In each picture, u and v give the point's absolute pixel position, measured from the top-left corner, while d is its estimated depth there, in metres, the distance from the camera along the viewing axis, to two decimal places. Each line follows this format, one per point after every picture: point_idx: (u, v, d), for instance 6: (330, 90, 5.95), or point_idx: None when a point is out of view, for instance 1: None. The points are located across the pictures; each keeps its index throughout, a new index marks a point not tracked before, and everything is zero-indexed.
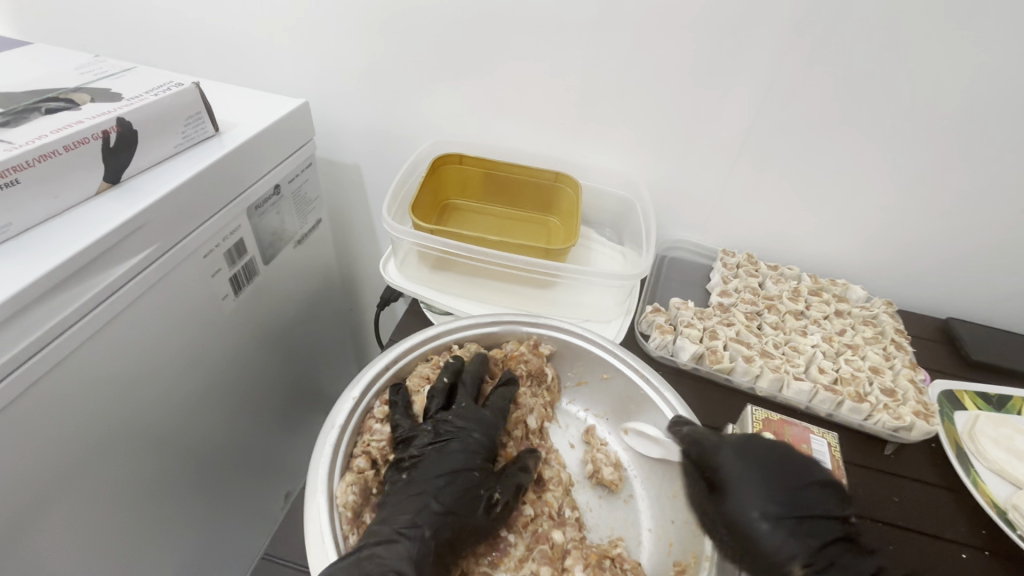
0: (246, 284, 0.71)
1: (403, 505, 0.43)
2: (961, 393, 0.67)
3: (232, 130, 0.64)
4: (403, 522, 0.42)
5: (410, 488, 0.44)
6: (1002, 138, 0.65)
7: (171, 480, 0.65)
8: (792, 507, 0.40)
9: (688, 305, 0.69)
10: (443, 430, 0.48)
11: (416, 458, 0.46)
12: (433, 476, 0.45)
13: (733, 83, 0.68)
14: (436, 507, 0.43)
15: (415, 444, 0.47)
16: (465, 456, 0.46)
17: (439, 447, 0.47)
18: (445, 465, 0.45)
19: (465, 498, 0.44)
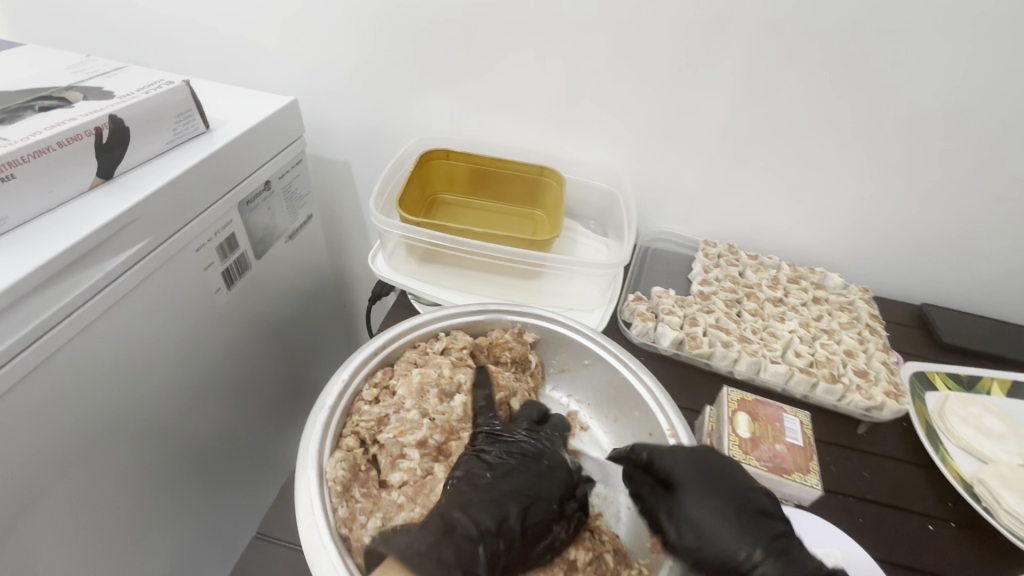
0: (239, 278, 0.72)
1: (487, 504, 0.41)
2: (933, 374, 0.70)
3: (223, 127, 0.66)
4: (489, 524, 0.40)
5: (491, 491, 0.42)
6: (968, 128, 0.67)
7: (168, 470, 0.66)
8: (741, 502, 0.43)
9: (669, 294, 0.72)
10: (531, 445, 0.48)
11: (499, 464, 0.45)
12: (512, 490, 0.43)
13: (711, 78, 0.70)
14: (518, 522, 0.41)
15: (498, 451, 0.46)
16: (556, 480, 0.45)
17: (526, 462, 0.46)
18: (533, 481, 0.44)
19: (543, 522, 0.42)
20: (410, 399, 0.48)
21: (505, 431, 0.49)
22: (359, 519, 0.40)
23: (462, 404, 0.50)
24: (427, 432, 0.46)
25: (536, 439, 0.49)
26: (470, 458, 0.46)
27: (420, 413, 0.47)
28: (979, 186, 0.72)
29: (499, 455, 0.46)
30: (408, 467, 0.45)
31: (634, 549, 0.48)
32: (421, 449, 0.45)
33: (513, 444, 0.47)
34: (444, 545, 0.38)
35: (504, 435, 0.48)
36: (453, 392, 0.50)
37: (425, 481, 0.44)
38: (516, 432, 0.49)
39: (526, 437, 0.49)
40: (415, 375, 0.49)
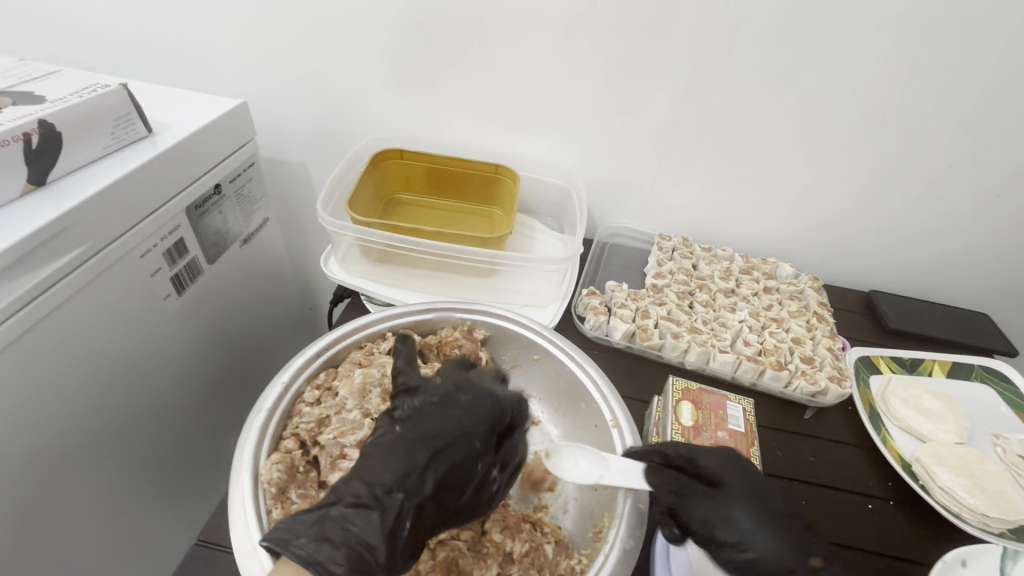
0: (190, 284, 0.71)
1: (390, 461, 0.42)
2: (877, 358, 0.72)
3: (167, 131, 0.65)
4: (389, 481, 0.41)
5: (404, 444, 0.43)
6: (904, 117, 0.70)
7: (120, 479, 0.65)
8: (783, 510, 0.46)
9: (622, 288, 0.73)
10: (445, 386, 0.47)
11: (411, 415, 0.45)
12: (429, 438, 0.43)
13: (658, 73, 0.71)
14: (428, 472, 0.41)
15: (412, 403, 0.46)
16: (471, 418, 0.44)
17: (440, 407, 0.45)
18: (451, 424, 0.44)
19: (463, 471, 0.42)
20: (352, 400, 0.48)
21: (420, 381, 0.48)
22: None
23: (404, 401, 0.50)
24: (368, 432, 0.47)
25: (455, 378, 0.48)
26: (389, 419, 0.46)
27: (362, 413, 0.48)
28: (918, 174, 0.75)
29: (414, 407, 0.46)
30: (347, 467, 0.44)
31: (577, 540, 0.49)
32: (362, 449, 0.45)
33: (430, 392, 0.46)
34: (328, 520, 0.38)
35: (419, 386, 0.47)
36: (397, 391, 0.51)
37: None
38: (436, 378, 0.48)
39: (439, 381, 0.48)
40: (357, 376, 0.50)
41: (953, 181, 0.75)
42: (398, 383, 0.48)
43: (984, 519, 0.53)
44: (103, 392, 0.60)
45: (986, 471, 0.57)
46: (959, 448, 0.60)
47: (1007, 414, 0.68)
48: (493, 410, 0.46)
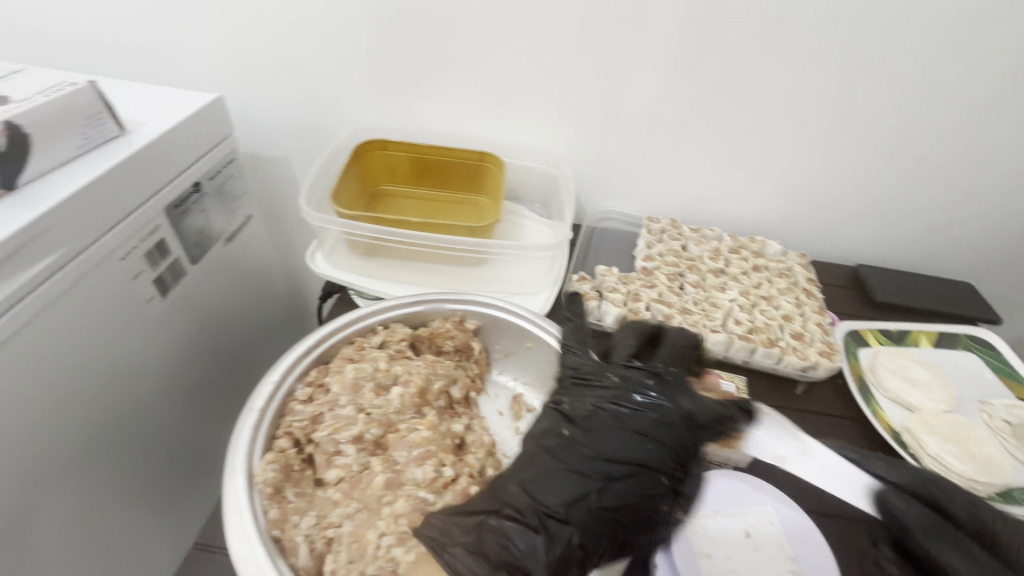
0: (173, 285, 0.70)
1: (561, 484, 0.41)
2: (865, 331, 0.73)
3: (140, 129, 0.63)
4: (561, 504, 0.39)
5: (572, 462, 0.42)
6: (890, 89, 0.70)
7: (110, 486, 0.64)
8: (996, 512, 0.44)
9: (612, 272, 0.73)
10: (624, 386, 0.48)
11: (590, 426, 0.45)
12: (603, 456, 0.43)
13: (640, 53, 0.70)
14: (600, 500, 0.40)
15: (595, 412, 0.46)
16: (658, 442, 0.44)
17: (621, 416, 0.45)
18: (630, 442, 0.44)
19: (642, 499, 0.42)
20: (345, 396, 0.47)
21: (594, 375, 0.50)
22: (292, 518, 0.40)
23: (398, 395, 0.48)
24: (363, 427, 0.45)
25: (633, 377, 0.49)
26: (556, 417, 0.47)
27: (356, 409, 0.47)
28: (901, 147, 0.75)
29: (589, 414, 0.46)
30: (343, 464, 0.44)
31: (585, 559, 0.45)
32: (357, 444, 0.44)
33: (624, 401, 0.47)
34: (486, 530, 0.38)
35: (595, 379, 0.50)
36: (391, 384, 0.49)
37: (361, 476, 0.43)
38: (609, 374, 0.50)
39: (620, 378, 0.49)
40: (349, 371, 0.48)
41: (936, 153, 0.75)
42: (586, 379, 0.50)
43: (973, 484, 0.54)
44: (89, 399, 0.59)
45: (974, 437, 0.59)
46: (947, 416, 0.61)
47: (992, 381, 0.69)
48: (689, 435, 0.46)
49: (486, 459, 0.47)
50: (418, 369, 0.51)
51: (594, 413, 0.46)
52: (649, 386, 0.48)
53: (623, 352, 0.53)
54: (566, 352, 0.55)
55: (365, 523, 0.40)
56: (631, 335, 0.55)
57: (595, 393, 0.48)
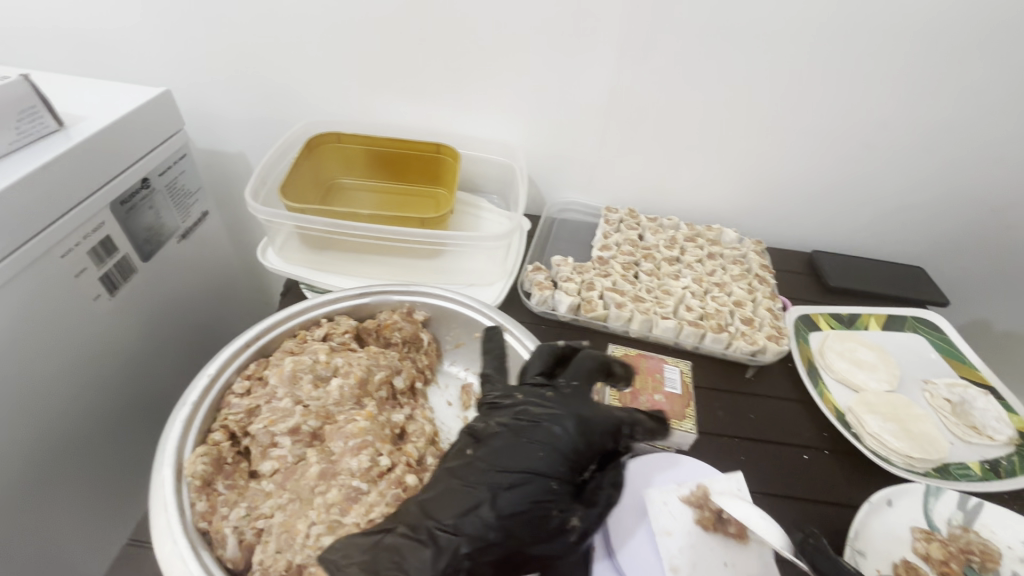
0: (123, 283, 0.67)
1: (452, 496, 0.39)
2: (816, 315, 0.74)
3: (80, 123, 0.61)
4: (452, 517, 0.38)
5: (467, 476, 0.41)
6: (836, 76, 0.71)
7: (64, 490, 0.61)
8: None
9: (567, 262, 0.74)
10: (525, 400, 0.46)
11: (485, 437, 0.44)
12: (497, 469, 0.41)
13: (591, 43, 0.70)
14: (495, 511, 0.38)
15: (492, 425, 0.45)
16: (549, 449, 0.42)
17: (520, 428, 0.43)
18: (526, 454, 0.42)
19: (537, 512, 0.39)
20: (282, 388, 0.47)
21: (504, 396, 0.48)
22: (220, 510, 0.40)
23: (338, 387, 0.48)
24: (300, 419, 0.45)
25: (538, 393, 0.47)
26: (465, 439, 0.45)
27: (294, 401, 0.47)
28: (850, 134, 0.76)
29: (491, 428, 0.44)
30: (278, 456, 0.44)
31: None
32: (293, 436, 0.45)
33: (511, 415, 0.45)
34: (382, 548, 0.37)
35: (504, 401, 0.47)
36: (331, 376, 0.49)
37: (296, 467, 0.43)
38: (517, 392, 0.48)
39: (525, 396, 0.47)
40: (287, 364, 0.49)
41: (885, 139, 0.76)
42: (485, 397, 0.49)
43: (908, 460, 0.56)
44: (44, 406, 0.57)
45: (913, 416, 0.61)
46: (890, 396, 0.63)
47: (937, 360, 0.71)
48: (582, 443, 0.44)
49: (426, 447, 0.48)
50: (359, 361, 0.51)
51: (490, 428, 0.45)
52: (544, 395, 0.47)
53: (534, 370, 0.50)
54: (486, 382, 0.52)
55: (296, 514, 0.40)
56: (544, 357, 0.51)
57: (503, 413, 0.46)
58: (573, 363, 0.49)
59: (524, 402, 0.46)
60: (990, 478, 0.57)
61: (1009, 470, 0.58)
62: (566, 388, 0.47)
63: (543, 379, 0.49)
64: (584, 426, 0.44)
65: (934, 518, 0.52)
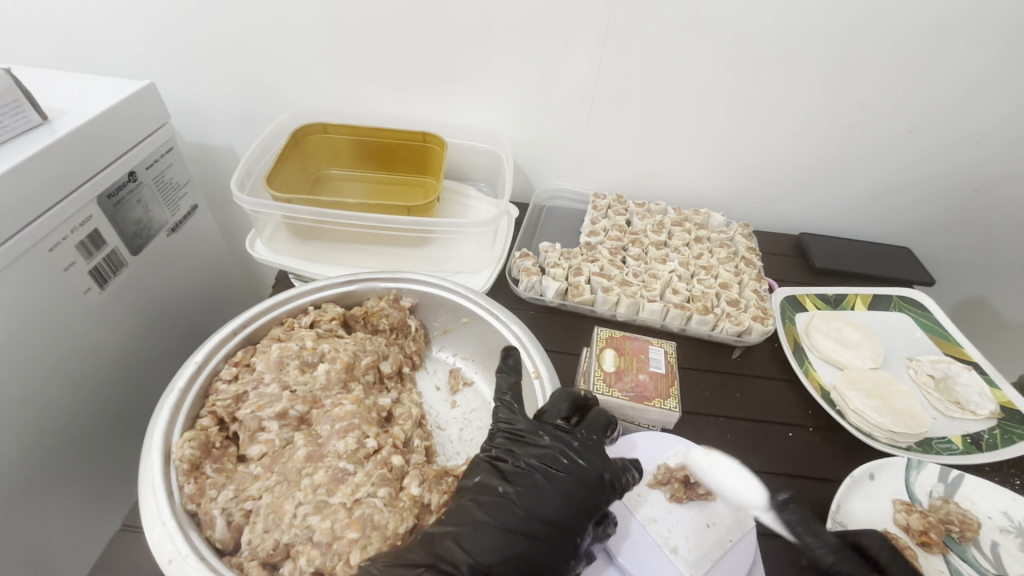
0: (113, 277, 0.67)
1: (489, 539, 0.39)
2: (803, 296, 0.75)
3: (64, 117, 0.60)
4: (491, 561, 0.38)
5: (504, 519, 0.40)
6: (822, 58, 0.70)
7: (52, 486, 0.61)
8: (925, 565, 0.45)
9: (555, 248, 0.74)
10: (553, 446, 0.45)
11: (514, 478, 0.43)
12: (532, 517, 0.41)
13: (574, 28, 0.70)
14: (529, 558, 0.39)
15: (517, 463, 0.44)
16: (580, 503, 0.42)
17: (551, 475, 0.43)
18: (558, 504, 0.42)
19: (562, 563, 0.40)
20: (269, 373, 0.48)
21: (528, 432, 0.46)
22: (208, 492, 0.41)
23: (324, 372, 0.49)
24: (287, 404, 0.46)
25: (565, 437, 0.46)
26: (488, 471, 0.44)
27: (281, 386, 0.48)
28: (835, 115, 0.76)
29: (517, 467, 0.43)
30: (266, 440, 0.45)
31: None
32: (280, 420, 0.46)
33: (534, 457, 0.44)
34: None
35: (527, 437, 0.46)
36: (317, 361, 0.50)
37: (283, 450, 0.44)
38: (542, 431, 0.46)
39: (552, 438, 0.45)
40: (274, 350, 0.50)
41: (872, 120, 0.76)
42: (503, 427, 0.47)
43: (891, 435, 0.57)
44: (36, 400, 0.57)
45: (896, 392, 0.61)
46: (873, 372, 0.64)
47: (921, 338, 0.71)
48: (602, 497, 0.44)
49: (413, 429, 0.49)
50: (345, 346, 0.52)
51: (514, 469, 0.43)
52: (571, 444, 0.45)
53: (554, 415, 0.48)
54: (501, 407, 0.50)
55: (283, 495, 0.41)
56: (563, 402, 0.49)
57: (528, 450, 0.45)
58: (592, 417, 0.49)
59: (549, 447, 0.45)
60: (971, 452, 0.58)
61: (991, 444, 0.58)
62: (587, 438, 0.47)
63: (564, 425, 0.47)
64: (607, 482, 0.44)
65: (915, 490, 0.53)
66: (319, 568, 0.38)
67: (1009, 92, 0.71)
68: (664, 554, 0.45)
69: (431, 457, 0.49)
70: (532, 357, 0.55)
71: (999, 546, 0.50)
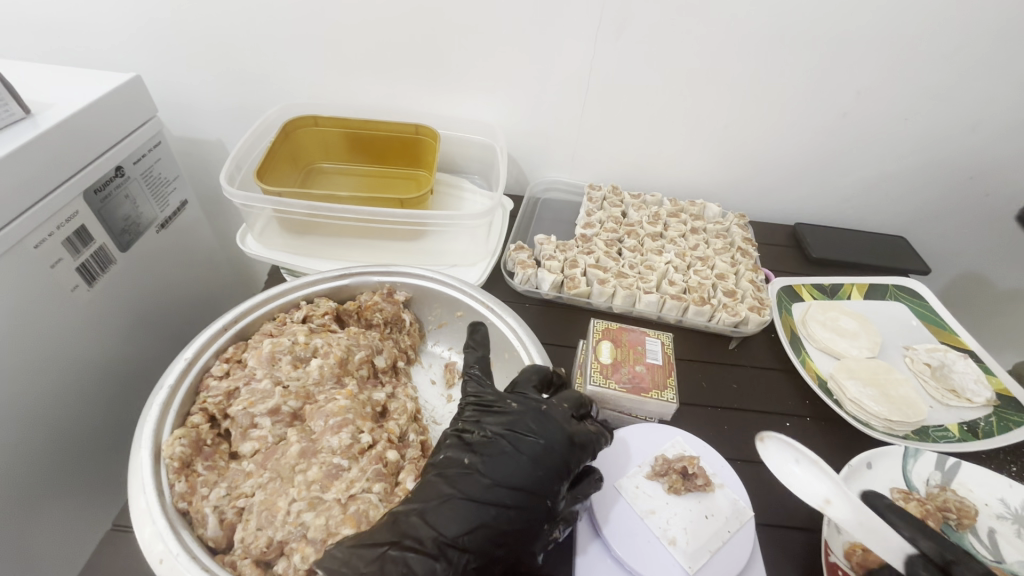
0: (101, 274, 0.66)
1: (455, 510, 0.39)
2: (799, 287, 0.74)
3: (47, 111, 0.59)
4: (457, 533, 0.38)
5: (469, 489, 0.40)
6: (818, 46, 0.70)
7: (37, 489, 0.59)
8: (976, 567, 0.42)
9: (550, 240, 0.74)
10: (519, 412, 0.45)
11: (480, 446, 0.43)
12: (500, 484, 0.41)
13: (567, 18, 0.69)
14: (497, 526, 0.39)
15: (483, 432, 0.44)
16: (546, 466, 0.43)
17: (517, 441, 0.43)
18: (524, 470, 0.42)
19: (533, 528, 0.41)
20: (261, 369, 0.47)
21: (496, 401, 0.47)
22: (199, 491, 0.40)
23: (317, 366, 0.48)
24: (279, 400, 0.46)
25: (533, 402, 0.46)
26: (456, 444, 0.44)
27: (273, 382, 0.47)
28: (832, 104, 0.76)
29: (484, 436, 0.44)
30: (258, 436, 0.44)
31: None
32: (273, 416, 0.45)
33: (501, 424, 0.45)
34: (388, 560, 0.36)
35: (495, 406, 0.47)
36: (310, 356, 0.50)
37: (276, 447, 0.44)
38: (510, 400, 0.47)
39: (519, 404, 0.46)
40: (266, 346, 0.49)
41: (868, 109, 0.76)
42: (472, 399, 0.48)
43: (888, 424, 0.57)
44: (22, 401, 0.56)
45: (893, 381, 0.61)
46: (870, 361, 0.63)
47: (918, 328, 0.71)
48: (570, 460, 0.44)
49: (408, 424, 0.48)
50: (338, 341, 0.51)
51: (481, 438, 0.44)
52: (537, 409, 0.46)
53: (527, 383, 0.49)
54: (469, 378, 0.50)
55: (276, 492, 0.41)
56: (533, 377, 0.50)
57: (494, 419, 0.45)
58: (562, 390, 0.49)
59: (515, 413, 0.45)
60: (968, 439, 0.58)
61: (987, 431, 0.59)
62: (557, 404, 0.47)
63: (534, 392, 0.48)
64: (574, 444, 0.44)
65: (912, 479, 0.53)
66: (314, 565, 0.38)
67: (1005, 79, 0.71)
68: (660, 544, 0.45)
69: (427, 451, 0.49)
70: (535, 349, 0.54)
71: (996, 532, 0.50)
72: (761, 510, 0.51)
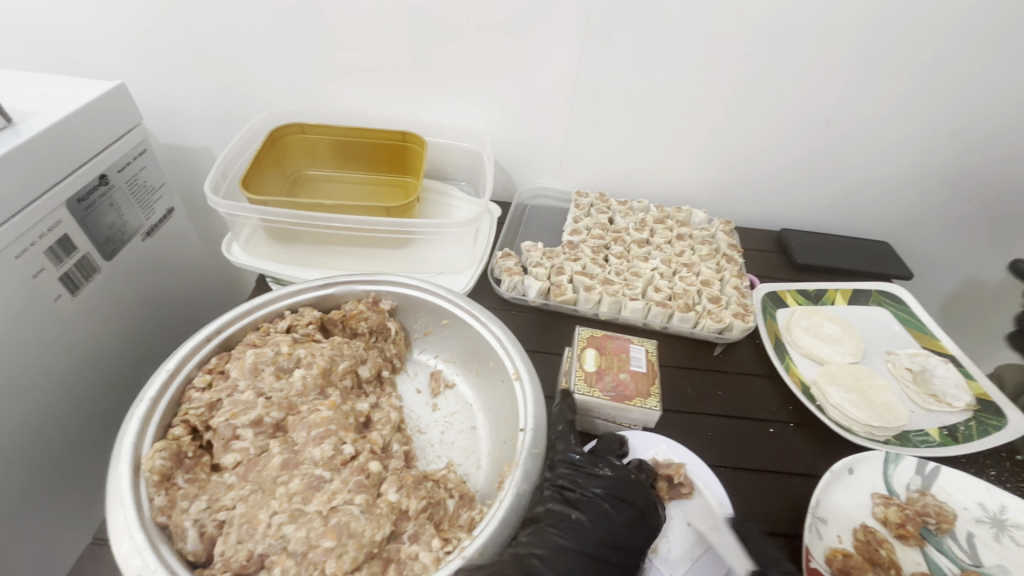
0: (85, 283, 0.65)
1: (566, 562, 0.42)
2: (784, 292, 0.75)
3: (28, 119, 0.58)
4: None
5: (580, 544, 0.43)
6: (801, 55, 0.71)
7: (13, 500, 0.58)
8: None
9: (537, 247, 0.74)
10: (616, 477, 0.47)
11: (583, 505, 0.46)
12: (604, 542, 0.44)
13: (551, 24, 0.69)
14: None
15: (583, 491, 0.46)
16: (642, 531, 0.45)
17: (618, 504, 0.46)
18: (624, 531, 0.45)
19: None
20: (244, 381, 0.48)
21: (590, 463, 0.48)
22: (179, 504, 0.40)
23: (300, 377, 0.49)
24: (261, 411, 0.46)
25: (626, 469, 0.48)
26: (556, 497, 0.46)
27: (256, 393, 0.47)
28: (814, 111, 0.77)
29: (585, 495, 0.46)
30: (240, 448, 0.44)
31: (486, 492, 0.50)
32: (255, 428, 0.45)
33: (600, 486, 0.46)
34: None
35: (589, 467, 0.48)
36: (293, 367, 0.50)
37: (258, 459, 0.44)
38: (603, 464, 0.48)
39: (615, 469, 0.48)
40: (249, 356, 0.49)
41: (848, 117, 0.77)
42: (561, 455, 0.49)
43: (870, 429, 0.58)
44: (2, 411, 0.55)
45: (875, 386, 0.62)
46: (852, 367, 0.64)
47: (900, 333, 0.72)
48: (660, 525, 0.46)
49: (392, 434, 0.49)
50: (322, 351, 0.51)
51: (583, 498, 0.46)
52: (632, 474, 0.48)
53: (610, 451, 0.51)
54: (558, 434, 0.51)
55: (257, 504, 0.41)
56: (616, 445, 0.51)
57: (590, 479, 0.47)
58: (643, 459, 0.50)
59: (612, 476, 0.47)
60: (948, 444, 0.58)
61: (967, 436, 0.59)
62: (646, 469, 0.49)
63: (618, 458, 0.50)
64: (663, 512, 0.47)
65: (893, 483, 0.53)
66: None
67: (980, 87, 0.72)
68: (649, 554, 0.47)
69: (411, 461, 0.49)
70: (517, 357, 0.54)
71: (974, 536, 0.50)
72: (742, 516, 0.51)
